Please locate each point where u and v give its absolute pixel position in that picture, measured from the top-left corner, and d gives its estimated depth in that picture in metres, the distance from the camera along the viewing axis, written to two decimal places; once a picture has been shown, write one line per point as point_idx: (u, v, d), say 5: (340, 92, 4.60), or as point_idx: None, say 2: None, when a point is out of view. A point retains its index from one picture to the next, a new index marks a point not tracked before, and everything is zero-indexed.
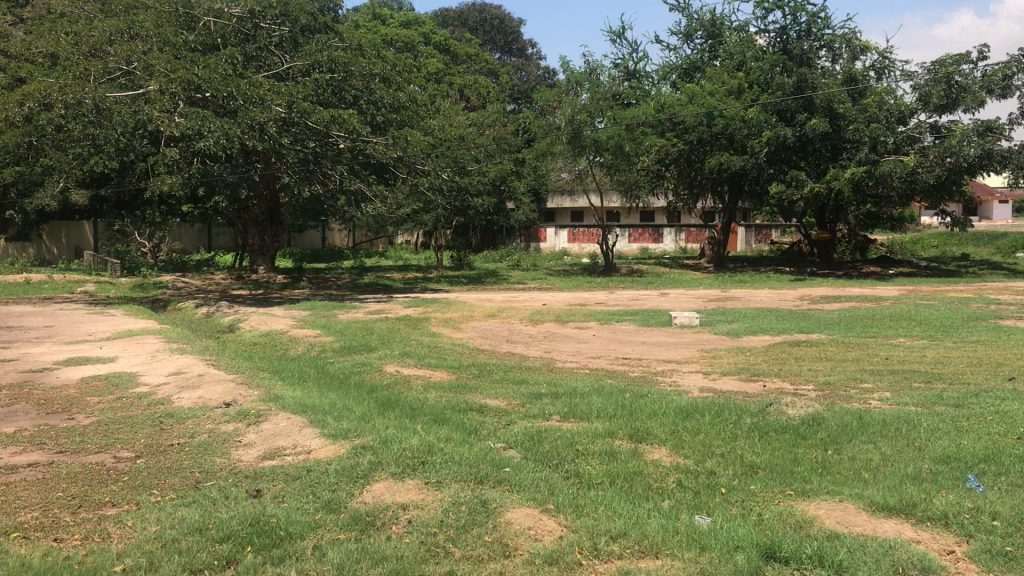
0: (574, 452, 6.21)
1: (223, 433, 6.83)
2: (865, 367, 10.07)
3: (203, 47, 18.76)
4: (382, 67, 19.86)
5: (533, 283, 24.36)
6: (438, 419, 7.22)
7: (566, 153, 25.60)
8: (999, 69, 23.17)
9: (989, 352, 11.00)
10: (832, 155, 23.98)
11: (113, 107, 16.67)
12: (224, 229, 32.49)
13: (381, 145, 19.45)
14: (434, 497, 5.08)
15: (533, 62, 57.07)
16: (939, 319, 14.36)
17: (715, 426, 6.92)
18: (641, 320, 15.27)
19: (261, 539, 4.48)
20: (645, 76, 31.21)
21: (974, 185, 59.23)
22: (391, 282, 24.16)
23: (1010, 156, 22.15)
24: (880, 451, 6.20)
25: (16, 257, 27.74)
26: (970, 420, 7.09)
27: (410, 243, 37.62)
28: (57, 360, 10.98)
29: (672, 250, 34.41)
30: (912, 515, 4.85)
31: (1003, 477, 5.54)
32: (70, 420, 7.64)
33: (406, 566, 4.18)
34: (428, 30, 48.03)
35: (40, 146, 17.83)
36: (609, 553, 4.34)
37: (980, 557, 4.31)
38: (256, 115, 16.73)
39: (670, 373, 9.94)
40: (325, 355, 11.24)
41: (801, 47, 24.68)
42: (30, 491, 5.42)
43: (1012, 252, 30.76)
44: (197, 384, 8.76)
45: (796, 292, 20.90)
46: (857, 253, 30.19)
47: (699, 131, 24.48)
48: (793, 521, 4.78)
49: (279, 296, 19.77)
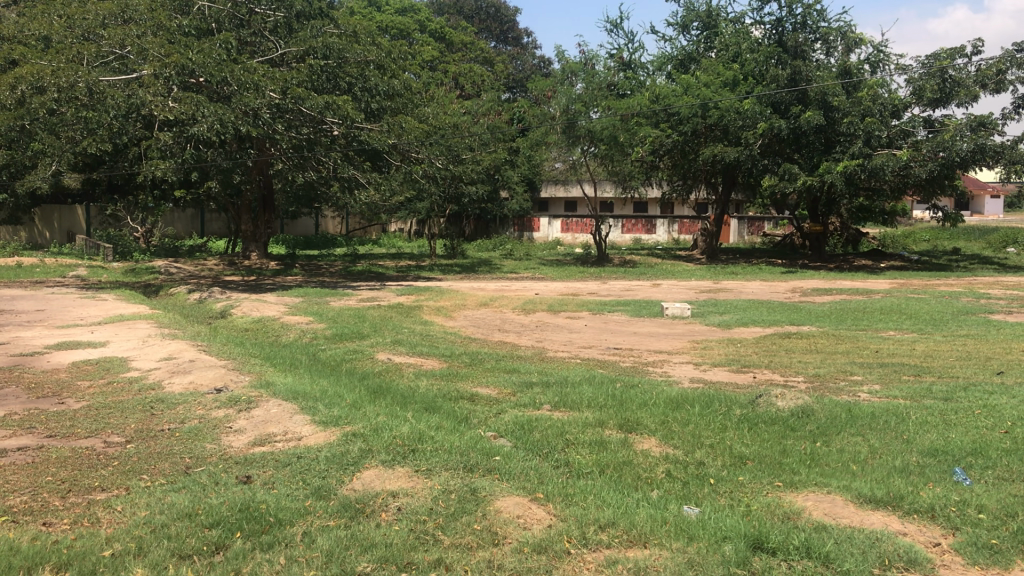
0: (565, 441, 6.23)
1: (214, 419, 6.83)
2: (855, 360, 10.10)
3: (198, 32, 18.34)
4: (376, 54, 19.74)
5: (526, 272, 24.37)
6: (429, 407, 7.23)
7: (560, 143, 25.24)
8: (993, 64, 23.25)
9: (979, 347, 11.07)
10: (825, 148, 24.00)
11: (106, 90, 16.50)
12: (217, 215, 32.36)
13: (376, 132, 19.38)
14: (423, 484, 5.10)
15: (529, 52, 57.21)
16: (930, 312, 14.47)
17: (705, 417, 6.94)
18: (633, 311, 15.32)
19: (251, 525, 4.49)
20: (640, 66, 31.25)
21: (968, 182, 59.44)
22: (383, 270, 24.10)
23: (1004, 152, 22.20)
24: (868, 443, 6.24)
25: (8, 241, 27.57)
26: (958, 413, 7.14)
27: (404, 231, 37.62)
28: (47, 344, 10.93)
29: (665, 241, 34.54)
30: (899, 508, 4.89)
31: (990, 470, 5.59)
32: (61, 404, 7.62)
33: (394, 553, 4.18)
34: (424, 17, 47.95)
35: (31, 129, 17.67)
36: (597, 542, 4.36)
37: (965, 550, 4.34)
38: (250, 100, 16.64)
39: (661, 364, 9.95)
40: (317, 342, 11.23)
41: (796, 39, 24.49)
42: (18, 475, 5.41)
43: (1003, 246, 30.92)
44: (188, 370, 8.74)
45: (789, 284, 20.99)
46: (848, 247, 30.52)
47: (693, 122, 24.74)
48: (781, 512, 4.82)
49: (271, 283, 19.70)
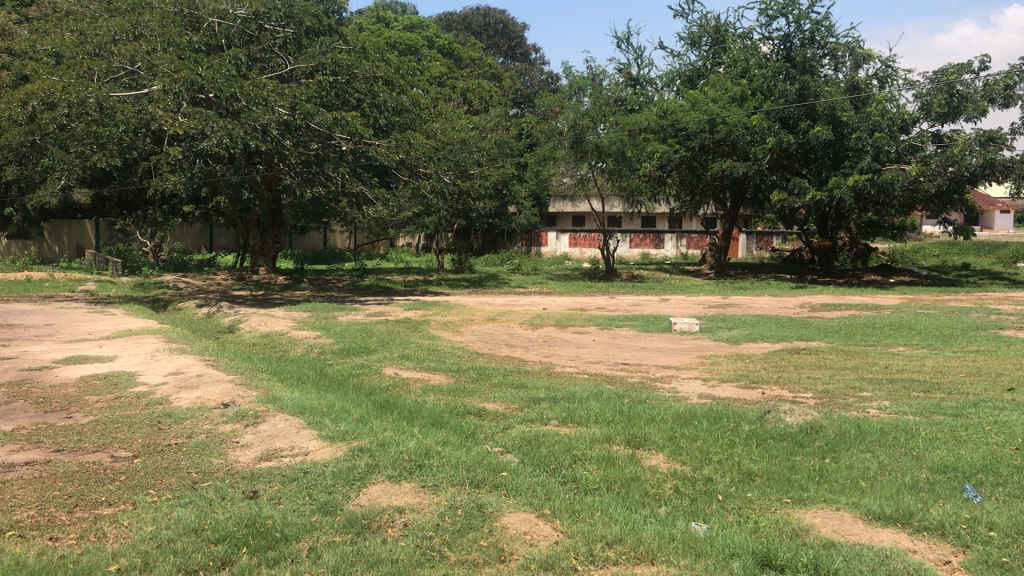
0: (572, 457, 6.20)
1: (220, 434, 6.84)
2: (865, 376, 10.05)
3: (207, 48, 18.64)
4: (385, 70, 19.94)
5: (534, 287, 24.40)
6: (435, 422, 7.20)
7: (568, 158, 25.51)
8: (1001, 79, 23.08)
9: (990, 362, 10.97)
10: (834, 163, 23.99)
11: (117, 105, 16.60)
12: (226, 229, 32.64)
13: (385, 148, 19.53)
14: (431, 500, 5.07)
15: (537, 68, 57.64)
16: (940, 328, 14.31)
17: (713, 433, 6.90)
18: (641, 326, 15.26)
19: (257, 540, 4.48)
20: (648, 82, 31.66)
21: (977, 196, 59.28)
22: (391, 285, 24.14)
23: (1014, 167, 22.07)
24: (878, 460, 6.19)
25: (18, 255, 27.72)
26: (969, 430, 7.07)
27: (412, 245, 37.85)
28: (56, 359, 10.97)
29: (674, 256, 34.93)
30: (908, 525, 4.84)
31: (1001, 487, 5.53)
32: (68, 418, 7.64)
33: (402, 569, 4.18)
34: (433, 33, 48.37)
35: (42, 145, 17.74)
36: (604, 559, 4.32)
37: (976, 567, 4.30)
38: (260, 116, 16.72)
39: (669, 379, 9.88)
40: (324, 357, 11.23)
41: (804, 54, 24.69)
42: (26, 490, 5.41)
43: (1014, 262, 30.73)
44: (196, 385, 8.77)
45: (799, 300, 20.84)
46: (857, 262, 30.20)
47: (701, 137, 24.64)
48: (790, 529, 4.78)
49: (280, 298, 19.78)
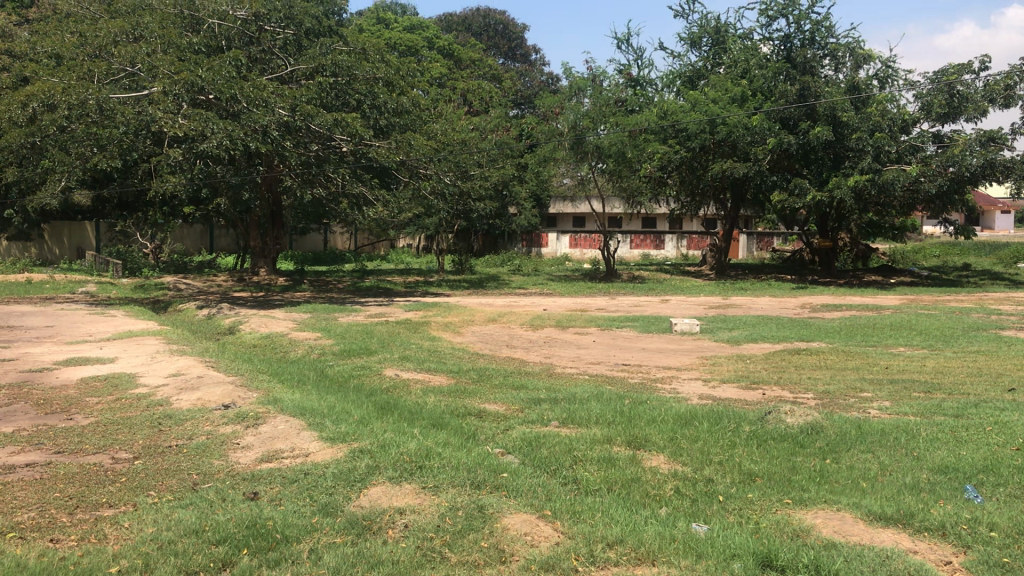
0: (573, 458, 6.20)
1: (221, 435, 6.84)
2: (865, 376, 10.05)
3: (207, 50, 18.65)
4: (385, 71, 19.94)
5: (534, 288, 24.43)
6: (436, 423, 7.20)
7: (568, 159, 25.52)
8: (1001, 79, 23.10)
9: (990, 363, 10.96)
10: (835, 164, 24.00)
11: (117, 107, 16.63)
12: (226, 230, 32.66)
13: (385, 149, 19.54)
14: (432, 501, 5.07)
15: (537, 69, 57.68)
16: (940, 329, 14.31)
17: (714, 434, 6.90)
18: (642, 326, 15.27)
19: (257, 541, 4.48)
20: (649, 83, 31.68)
21: (978, 197, 59.26)
22: (392, 286, 24.16)
23: (1014, 167, 22.09)
24: (879, 460, 6.19)
25: (19, 257, 27.74)
26: (970, 430, 7.06)
27: (413, 246, 37.90)
28: (57, 360, 10.99)
29: (674, 257, 34.90)
30: (909, 525, 4.84)
31: (1001, 488, 5.53)
32: (69, 420, 7.64)
33: (403, 570, 4.19)
34: (433, 34, 48.44)
35: (42, 146, 17.76)
36: (604, 559, 4.32)
37: (977, 568, 4.29)
38: (260, 117, 16.73)
39: (669, 380, 9.88)
40: (324, 358, 11.24)
41: (804, 55, 24.67)
42: (26, 491, 5.42)
43: (1014, 263, 30.72)
44: (197, 386, 8.78)
45: (799, 300, 20.85)
46: (858, 263, 30.18)
47: (702, 137, 24.63)
48: (791, 530, 4.78)
49: (280, 299, 19.80)
